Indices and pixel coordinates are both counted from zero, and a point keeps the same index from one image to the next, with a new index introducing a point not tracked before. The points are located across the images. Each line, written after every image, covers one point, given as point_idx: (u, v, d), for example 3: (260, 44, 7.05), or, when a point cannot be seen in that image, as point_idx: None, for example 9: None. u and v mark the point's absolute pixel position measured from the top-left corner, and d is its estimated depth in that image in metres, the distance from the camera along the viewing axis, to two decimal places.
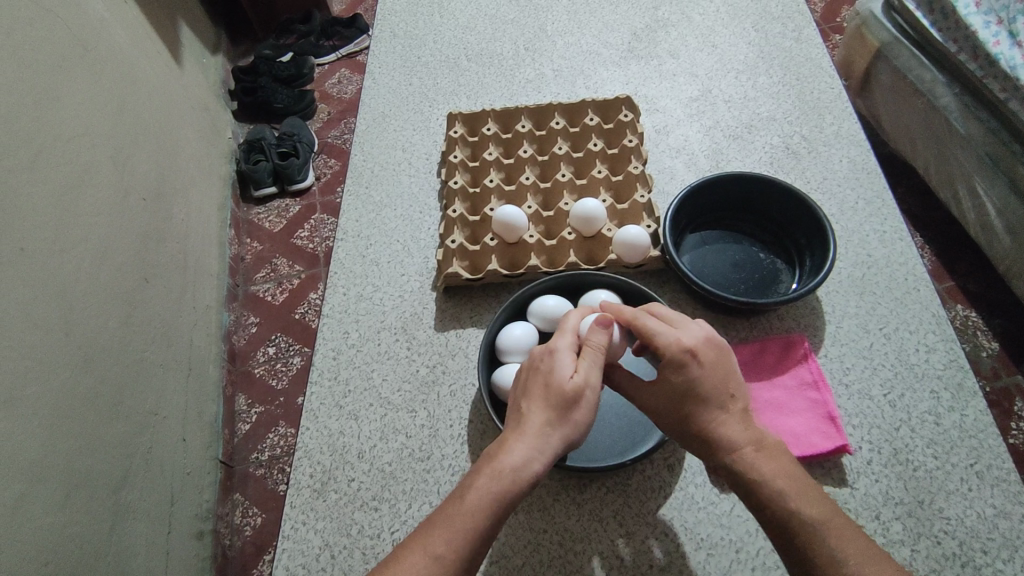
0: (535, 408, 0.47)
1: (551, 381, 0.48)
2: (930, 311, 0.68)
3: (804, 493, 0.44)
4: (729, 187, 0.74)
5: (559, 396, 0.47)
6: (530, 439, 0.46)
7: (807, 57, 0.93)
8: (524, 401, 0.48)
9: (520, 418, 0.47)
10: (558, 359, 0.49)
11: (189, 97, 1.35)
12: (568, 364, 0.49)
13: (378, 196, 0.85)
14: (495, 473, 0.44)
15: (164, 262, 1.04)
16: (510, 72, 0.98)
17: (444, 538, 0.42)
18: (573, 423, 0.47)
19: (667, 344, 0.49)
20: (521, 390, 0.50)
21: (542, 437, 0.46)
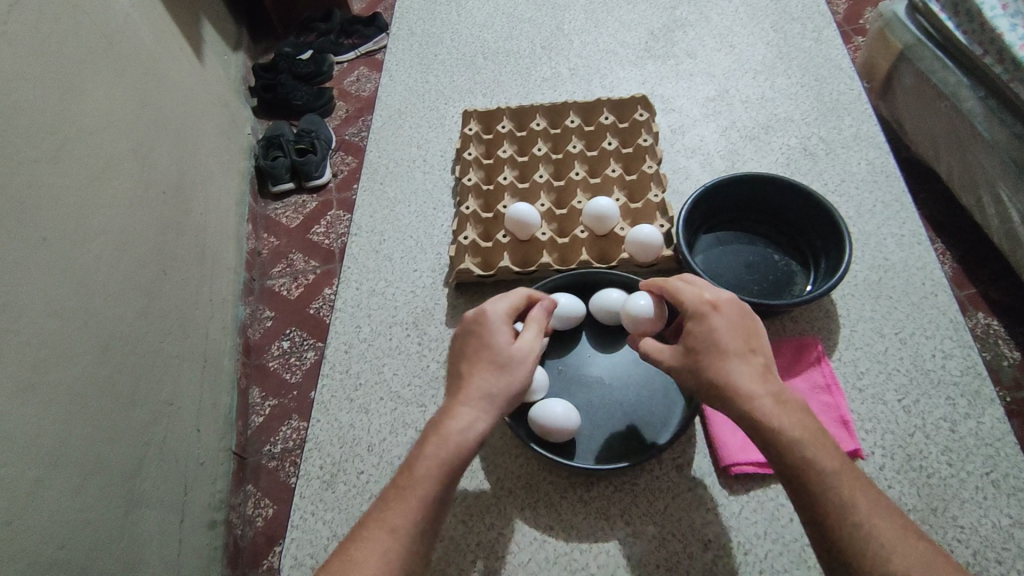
0: (473, 369, 0.49)
1: (490, 346, 0.50)
2: (947, 317, 0.67)
3: (847, 480, 0.42)
4: (746, 188, 0.73)
5: (498, 362, 0.50)
6: (468, 397, 0.48)
7: (827, 58, 0.92)
8: (462, 364, 0.50)
9: (459, 381, 0.49)
10: (496, 328, 0.51)
11: (209, 92, 1.37)
12: (500, 321, 0.52)
13: (392, 192, 0.85)
14: (442, 435, 0.46)
15: (183, 255, 1.06)
16: (526, 71, 0.98)
17: (404, 509, 0.43)
18: (512, 377, 0.49)
19: (693, 295, 0.51)
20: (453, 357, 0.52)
21: (479, 395, 0.48)
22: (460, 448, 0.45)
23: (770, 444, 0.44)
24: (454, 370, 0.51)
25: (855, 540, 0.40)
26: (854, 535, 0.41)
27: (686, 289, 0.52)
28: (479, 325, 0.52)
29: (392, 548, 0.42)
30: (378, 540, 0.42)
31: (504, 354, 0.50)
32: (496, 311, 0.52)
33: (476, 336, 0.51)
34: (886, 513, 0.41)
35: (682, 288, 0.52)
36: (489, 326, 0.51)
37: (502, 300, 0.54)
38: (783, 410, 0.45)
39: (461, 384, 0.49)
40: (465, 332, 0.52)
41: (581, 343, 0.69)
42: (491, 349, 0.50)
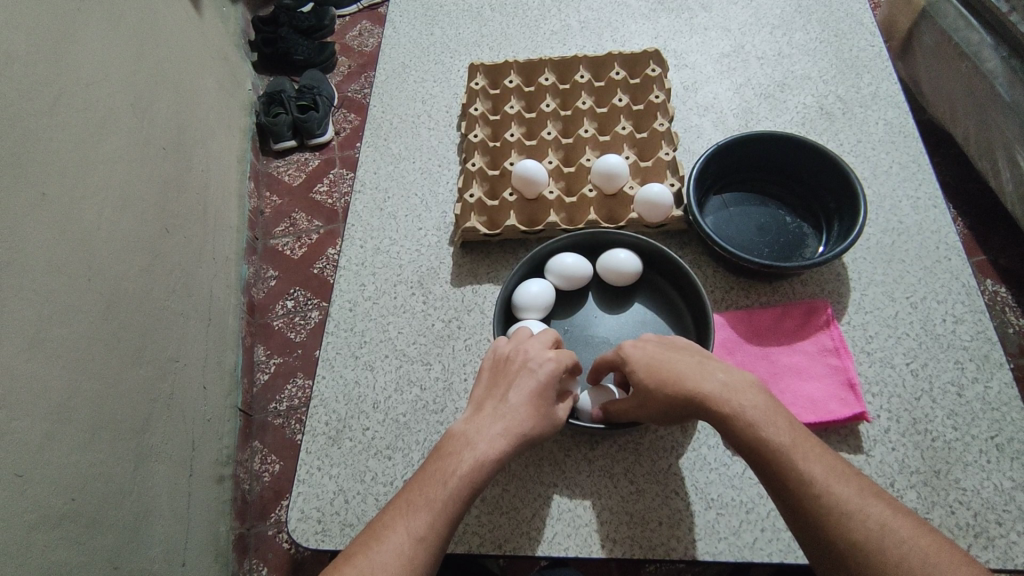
0: (519, 403, 0.50)
1: (538, 392, 0.51)
2: (960, 281, 0.66)
3: (838, 481, 0.43)
4: (761, 148, 0.71)
5: (542, 411, 0.50)
6: (509, 431, 0.48)
7: (847, 12, 0.88)
8: (511, 395, 0.50)
9: (502, 408, 0.50)
10: (548, 377, 0.51)
11: (209, 46, 1.34)
12: (559, 374, 0.52)
13: (396, 148, 0.84)
14: (474, 460, 0.47)
15: (185, 213, 1.05)
16: (534, 23, 0.93)
17: (425, 519, 0.44)
18: (545, 430, 0.51)
19: (638, 357, 0.53)
20: (500, 383, 0.52)
21: (516, 433, 0.49)
22: (481, 475, 0.47)
23: (758, 460, 0.46)
24: (496, 395, 0.51)
25: (854, 541, 0.40)
26: (851, 536, 0.41)
27: (635, 350, 0.53)
28: (540, 366, 0.52)
29: (406, 554, 0.43)
30: (394, 544, 0.43)
31: (548, 405, 0.51)
32: (558, 358, 0.52)
33: (531, 374, 0.51)
34: (882, 509, 0.41)
35: (633, 346, 0.54)
36: (549, 373, 0.51)
37: (564, 350, 0.54)
38: (758, 409, 0.47)
39: (503, 413, 0.49)
40: (522, 365, 0.52)
41: (587, 303, 0.69)
42: (543, 395, 0.51)
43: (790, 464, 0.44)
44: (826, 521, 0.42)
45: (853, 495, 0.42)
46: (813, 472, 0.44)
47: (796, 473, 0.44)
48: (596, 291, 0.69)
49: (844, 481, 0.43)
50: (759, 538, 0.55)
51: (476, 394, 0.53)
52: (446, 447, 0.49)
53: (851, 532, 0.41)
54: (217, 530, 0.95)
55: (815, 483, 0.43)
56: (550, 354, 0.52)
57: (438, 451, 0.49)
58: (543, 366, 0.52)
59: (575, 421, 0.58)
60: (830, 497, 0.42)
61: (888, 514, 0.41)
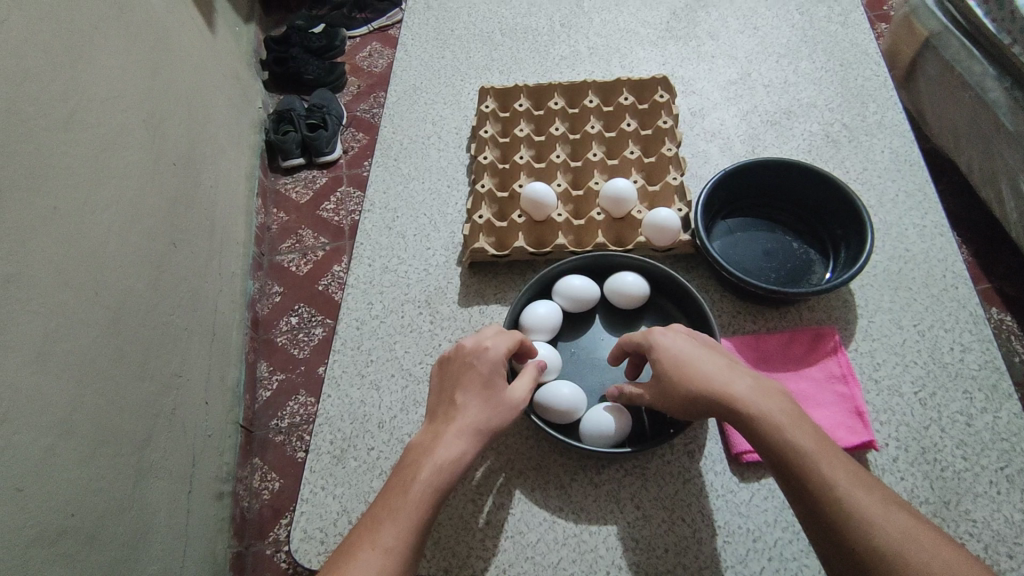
0: (468, 399, 0.52)
1: (484, 382, 0.53)
2: (967, 310, 0.66)
3: (859, 487, 0.42)
4: (771, 174, 0.72)
5: (496, 399, 0.52)
6: (462, 427, 0.50)
7: (853, 42, 0.90)
8: (456, 393, 0.52)
9: (452, 409, 0.51)
10: (493, 367, 0.53)
11: (220, 65, 1.36)
12: (504, 359, 0.54)
13: (406, 168, 0.84)
14: (435, 464, 0.47)
15: (193, 229, 1.06)
16: (544, 48, 0.95)
17: (392, 530, 0.44)
18: (507, 416, 0.52)
19: (669, 346, 0.53)
20: (447, 385, 0.53)
21: (470, 427, 0.50)
22: (447, 477, 0.47)
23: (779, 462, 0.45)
24: (446, 399, 0.53)
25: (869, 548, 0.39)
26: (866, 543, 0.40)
27: (668, 342, 0.53)
28: (478, 358, 0.54)
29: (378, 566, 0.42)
30: (365, 562, 0.42)
31: (501, 392, 0.53)
32: (496, 345, 0.54)
33: (473, 368, 0.53)
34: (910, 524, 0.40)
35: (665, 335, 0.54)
36: (491, 361, 0.53)
37: (505, 335, 0.56)
38: (786, 414, 0.46)
39: (459, 417, 0.50)
40: (462, 362, 0.54)
41: (594, 326, 0.69)
42: (492, 386, 0.53)
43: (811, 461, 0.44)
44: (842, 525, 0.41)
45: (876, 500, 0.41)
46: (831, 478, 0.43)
47: (819, 479, 0.43)
48: (603, 314, 0.69)
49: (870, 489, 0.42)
50: (767, 567, 0.55)
51: (432, 401, 0.54)
52: (409, 457, 0.49)
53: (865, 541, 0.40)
54: (217, 546, 0.95)
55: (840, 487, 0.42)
56: (486, 342, 0.54)
57: (405, 459, 0.49)
58: (484, 357, 0.54)
59: (538, 422, 0.59)
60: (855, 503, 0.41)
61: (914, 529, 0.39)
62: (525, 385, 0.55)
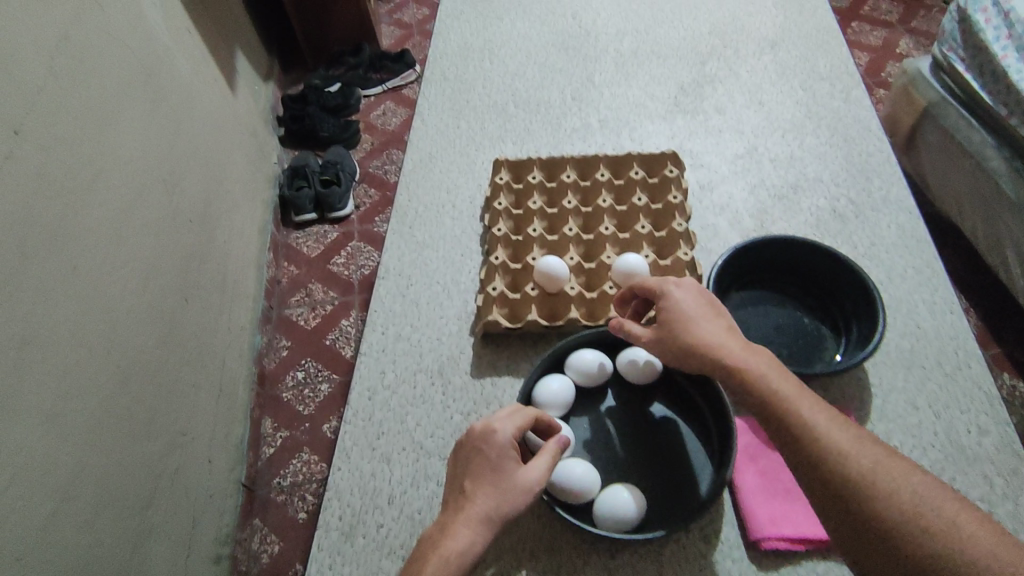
0: (476, 488, 0.50)
1: (494, 465, 0.51)
2: (982, 391, 0.66)
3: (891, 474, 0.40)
4: (780, 250, 0.73)
5: (507, 483, 0.50)
6: (469, 518, 0.48)
7: (856, 119, 0.93)
8: (464, 483, 0.51)
9: (460, 502, 0.50)
10: (501, 447, 0.52)
11: (238, 125, 1.41)
12: (513, 439, 0.52)
13: (420, 236, 0.86)
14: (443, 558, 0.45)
15: (205, 285, 1.07)
16: (556, 120, 0.98)
17: None
18: (520, 501, 0.49)
19: (681, 301, 0.53)
20: (456, 475, 0.52)
21: (479, 518, 0.48)
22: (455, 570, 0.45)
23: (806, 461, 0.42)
24: (456, 490, 0.51)
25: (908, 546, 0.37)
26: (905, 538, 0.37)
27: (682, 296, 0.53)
28: (486, 444, 0.52)
29: None
30: None
31: (513, 476, 0.51)
32: (504, 426, 0.53)
33: (482, 453, 0.52)
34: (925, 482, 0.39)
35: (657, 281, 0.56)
36: (498, 445, 0.52)
37: (513, 417, 0.55)
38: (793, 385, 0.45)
39: (466, 509, 0.48)
40: (471, 447, 0.53)
41: (606, 401, 0.68)
42: (502, 471, 0.51)
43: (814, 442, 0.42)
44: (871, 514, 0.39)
45: (887, 466, 0.40)
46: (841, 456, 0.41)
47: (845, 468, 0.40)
48: (614, 388, 0.69)
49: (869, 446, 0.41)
50: None
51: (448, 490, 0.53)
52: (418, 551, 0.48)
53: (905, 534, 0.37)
54: None
55: (853, 467, 0.40)
56: (495, 424, 0.53)
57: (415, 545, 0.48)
58: (492, 439, 0.52)
59: (558, 508, 0.58)
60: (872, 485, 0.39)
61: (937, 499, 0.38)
62: (544, 465, 0.52)
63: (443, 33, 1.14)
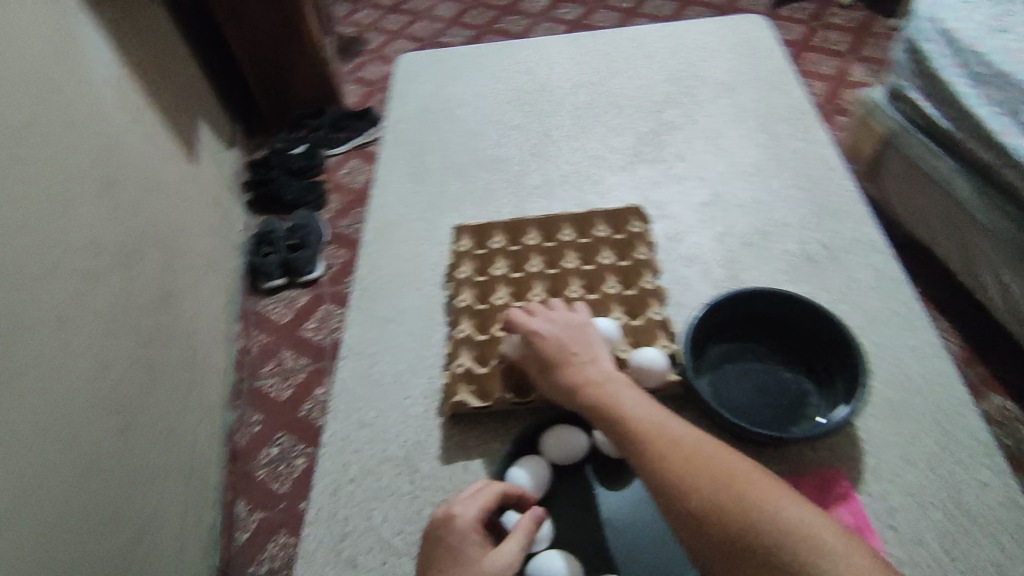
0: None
1: (457, 551, 0.51)
2: (977, 440, 0.63)
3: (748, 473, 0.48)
4: (756, 303, 0.70)
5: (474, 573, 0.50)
6: None
7: (818, 159, 0.92)
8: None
9: None
10: (464, 534, 0.52)
11: (200, 195, 1.38)
12: (476, 523, 0.53)
13: (383, 309, 0.82)
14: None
15: (170, 364, 1.02)
16: (517, 179, 0.96)
17: None
18: None
19: (552, 336, 0.64)
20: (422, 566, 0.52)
21: None
22: None
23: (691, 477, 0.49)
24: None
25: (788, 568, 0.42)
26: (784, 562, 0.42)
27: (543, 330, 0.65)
28: (450, 530, 0.52)
29: None
30: None
31: (480, 563, 0.50)
32: (466, 511, 0.53)
33: (445, 541, 0.51)
34: (793, 499, 0.46)
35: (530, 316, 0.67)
36: (460, 531, 0.52)
37: (477, 493, 0.55)
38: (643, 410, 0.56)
39: None
40: (435, 535, 0.52)
41: (585, 480, 0.64)
42: (464, 559, 0.50)
43: (685, 471, 0.49)
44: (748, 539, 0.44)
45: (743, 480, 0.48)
46: (714, 483, 0.47)
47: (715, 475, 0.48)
48: (593, 464, 0.65)
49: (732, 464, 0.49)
50: None
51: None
52: None
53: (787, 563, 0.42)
54: None
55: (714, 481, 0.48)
56: (456, 508, 0.53)
57: None
58: (455, 526, 0.52)
59: None
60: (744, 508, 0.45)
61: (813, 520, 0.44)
62: (516, 545, 0.52)
63: (400, 96, 1.13)
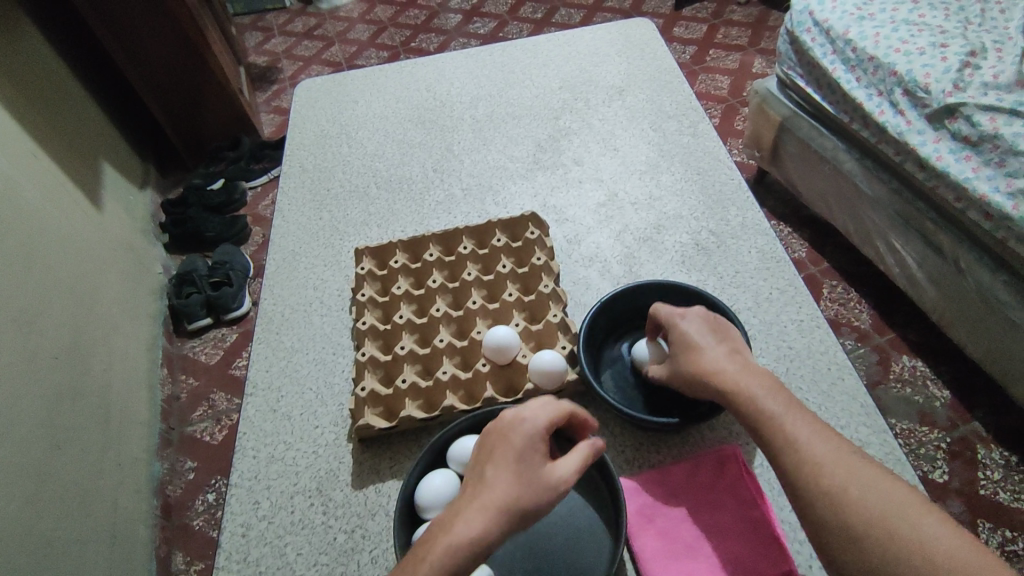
0: (498, 474, 0.49)
1: (516, 451, 0.49)
2: (858, 401, 0.67)
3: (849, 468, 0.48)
4: (634, 300, 0.73)
5: (531, 474, 0.49)
6: (487, 506, 0.47)
7: (705, 151, 0.96)
8: (487, 467, 0.49)
9: (481, 488, 0.48)
10: (528, 438, 0.50)
11: (109, 241, 1.33)
12: (544, 432, 0.51)
13: (289, 340, 0.81)
14: (447, 546, 0.45)
15: (83, 422, 0.98)
16: (419, 196, 0.96)
17: None
18: (544, 494, 0.48)
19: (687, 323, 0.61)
20: (479, 461, 0.51)
21: (495, 509, 0.47)
22: (454, 564, 0.44)
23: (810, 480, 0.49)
24: (476, 476, 0.49)
25: (869, 534, 0.45)
26: (867, 531, 0.45)
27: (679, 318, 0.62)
28: (514, 431, 0.51)
29: None
30: None
31: (540, 470, 0.49)
32: (537, 417, 0.51)
33: (508, 439, 0.50)
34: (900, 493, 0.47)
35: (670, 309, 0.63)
36: (527, 433, 0.50)
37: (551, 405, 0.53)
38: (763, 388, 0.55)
39: None
40: (500, 434, 0.51)
41: None
42: (526, 459, 0.49)
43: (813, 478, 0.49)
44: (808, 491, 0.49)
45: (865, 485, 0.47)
46: (836, 481, 0.48)
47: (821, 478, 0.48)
48: None
49: (838, 461, 0.49)
50: None
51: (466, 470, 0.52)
52: (418, 546, 0.46)
53: (850, 510, 0.46)
54: None
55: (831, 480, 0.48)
56: (526, 412, 0.52)
57: None
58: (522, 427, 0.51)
59: None
60: (811, 462, 0.49)
61: (875, 476, 0.48)
62: (576, 461, 0.51)
63: (299, 124, 1.12)
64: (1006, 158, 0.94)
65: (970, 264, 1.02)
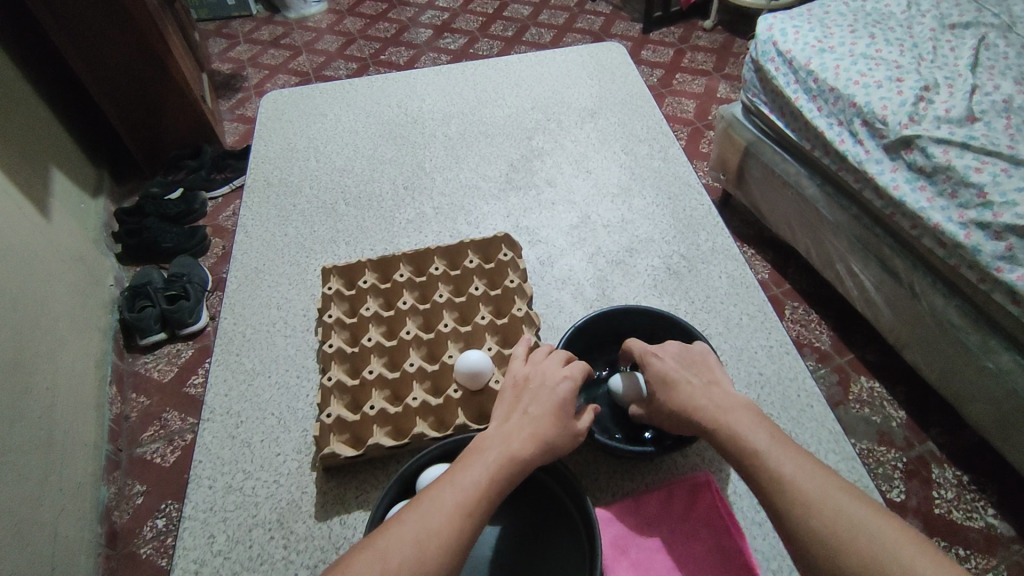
0: (541, 413, 0.57)
1: (556, 398, 0.58)
2: (827, 428, 0.68)
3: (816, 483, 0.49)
4: (606, 325, 0.73)
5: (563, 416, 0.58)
6: (535, 434, 0.55)
7: (676, 175, 0.97)
8: (531, 405, 0.58)
9: (527, 418, 0.57)
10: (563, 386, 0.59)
11: (58, 250, 1.27)
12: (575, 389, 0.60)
13: (249, 362, 0.78)
14: (503, 458, 0.53)
15: (21, 445, 0.91)
16: (389, 214, 0.94)
17: (439, 518, 0.48)
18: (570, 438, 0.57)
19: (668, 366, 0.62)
20: (522, 399, 0.59)
21: (541, 438, 0.55)
22: (511, 473, 0.53)
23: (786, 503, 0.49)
24: (518, 408, 0.58)
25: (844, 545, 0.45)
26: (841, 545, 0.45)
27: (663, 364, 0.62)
28: (557, 383, 0.60)
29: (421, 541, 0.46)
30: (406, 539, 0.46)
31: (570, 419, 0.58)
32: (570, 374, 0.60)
33: (550, 387, 0.59)
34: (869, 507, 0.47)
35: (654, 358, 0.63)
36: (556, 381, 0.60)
37: (575, 365, 0.62)
38: (747, 423, 0.55)
39: None
40: (543, 383, 0.60)
41: None
42: (562, 404, 0.58)
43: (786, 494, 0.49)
44: (801, 521, 0.48)
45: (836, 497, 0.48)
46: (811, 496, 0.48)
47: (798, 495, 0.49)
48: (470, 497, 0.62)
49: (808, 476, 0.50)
50: None
51: (505, 406, 0.60)
52: (477, 453, 0.54)
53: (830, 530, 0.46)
54: None
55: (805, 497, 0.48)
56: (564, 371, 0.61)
57: None
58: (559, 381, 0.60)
59: None
60: (785, 480, 0.50)
61: (869, 507, 0.47)
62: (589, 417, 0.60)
63: (264, 136, 1.09)
64: (958, 188, 0.98)
65: (925, 290, 1.06)
